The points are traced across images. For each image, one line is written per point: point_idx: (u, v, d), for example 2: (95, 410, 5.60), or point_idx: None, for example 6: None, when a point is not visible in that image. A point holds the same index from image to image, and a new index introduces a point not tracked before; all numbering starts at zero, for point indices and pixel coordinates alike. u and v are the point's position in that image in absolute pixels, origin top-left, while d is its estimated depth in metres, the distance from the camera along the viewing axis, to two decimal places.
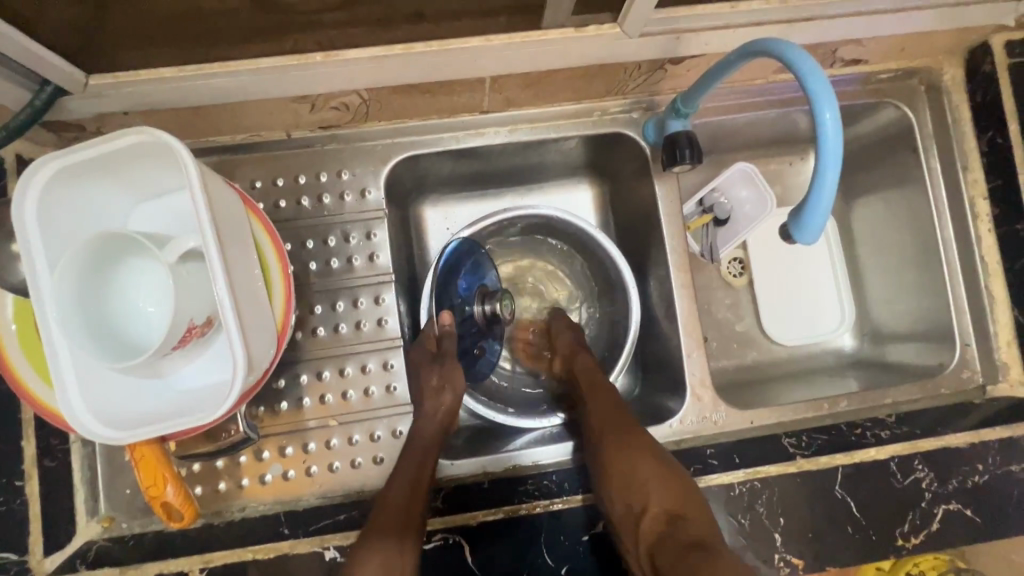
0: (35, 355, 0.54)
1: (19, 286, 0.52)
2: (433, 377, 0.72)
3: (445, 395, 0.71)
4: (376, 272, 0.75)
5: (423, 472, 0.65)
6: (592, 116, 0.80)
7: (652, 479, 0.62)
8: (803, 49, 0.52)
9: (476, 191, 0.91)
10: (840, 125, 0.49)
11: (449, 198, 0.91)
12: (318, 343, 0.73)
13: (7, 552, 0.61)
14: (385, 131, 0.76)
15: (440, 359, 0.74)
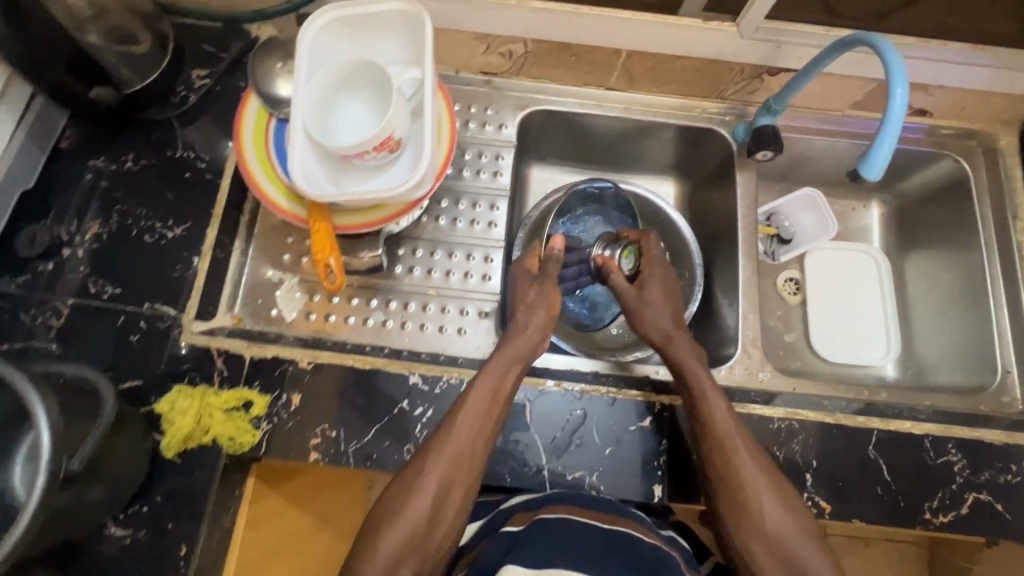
0: (257, 122, 0.72)
1: (263, 73, 0.70)
2: (531, 292, 0.78)
3: (538, 313, 0.76)
4: (496, 187, 0.92)
5: (484, 424, 0.68)
6: (694, 112, 0.97)
7: (771, 515, 0.66)
8: (894, 44, 0.67)
9: (576, 165, 1.09)
10: (907, 100, 0.64)
11: (557, 165, 1.08)
12: (437, 228, 0.89)
13: (170, 308, 0.75)
14: (529, 87, 0.95)
15: (540, 278, 0.80)
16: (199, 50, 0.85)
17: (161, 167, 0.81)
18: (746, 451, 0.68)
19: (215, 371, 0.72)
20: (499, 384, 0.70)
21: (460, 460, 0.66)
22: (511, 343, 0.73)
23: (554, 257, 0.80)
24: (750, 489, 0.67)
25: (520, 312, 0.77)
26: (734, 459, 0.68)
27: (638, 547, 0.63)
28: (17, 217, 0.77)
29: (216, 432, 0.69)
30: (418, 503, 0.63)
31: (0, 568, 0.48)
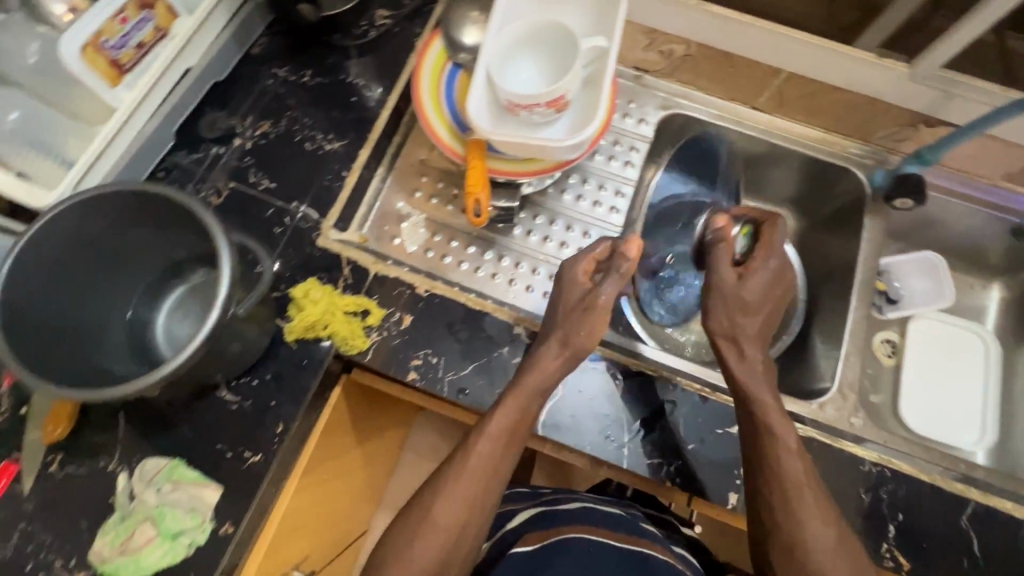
0: (436, 59, 0.78)
1: (456, 18, 0.77)
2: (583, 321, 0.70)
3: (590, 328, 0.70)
4: (624, 175, 0.94)
5: (493, 477, 0.64)
6: (833, 148, 0.95)
7: None
8: None
9: None
10: None
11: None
12: (561, 201, 0.92)
13: (314, 212, 0.81)
14: (677, 90, 0.97)
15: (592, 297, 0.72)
16: None
17: (333, 87, 0.88)
18: (818, 521, 0.62)
19: (341, 277, 0.78)
20: (518, 417, 0.67)
21: (469, 509, 0.62)
22: (533, 372, 0.69)
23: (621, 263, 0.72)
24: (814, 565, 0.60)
25: (555, 338, 0.70)
26: (795, 508, 0.62)
27: (655, 561, 0.67)
28: (204, 101, 0.85)
29: (335, 329, 0.73)
30: (425, 543, 0.60)
31: (162, 380, 0.55)
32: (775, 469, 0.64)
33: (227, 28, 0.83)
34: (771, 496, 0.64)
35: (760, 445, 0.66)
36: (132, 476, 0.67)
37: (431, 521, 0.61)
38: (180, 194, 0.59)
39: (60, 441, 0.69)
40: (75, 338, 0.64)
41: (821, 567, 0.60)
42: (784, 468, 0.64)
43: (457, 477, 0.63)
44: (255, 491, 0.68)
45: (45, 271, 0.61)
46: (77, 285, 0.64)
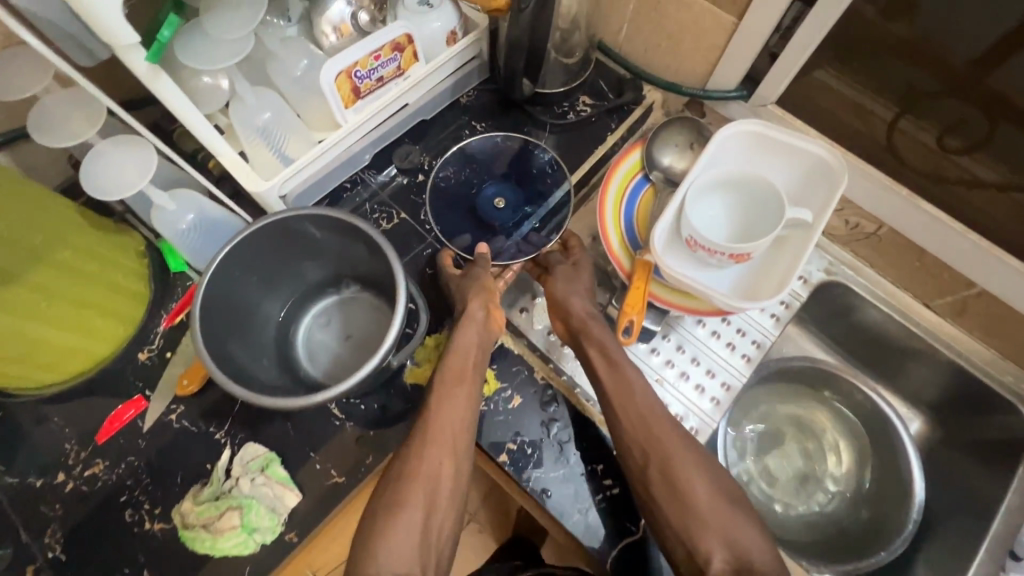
0: (630, 169, 0.81)
1: (663, 139, 0.80)
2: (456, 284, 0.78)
3: (485, 295, 0.76)
4: (764, 324, 0.91)
5: (456, 437, 0.68)
6: (1006, 379, 0.87)
7: (717, 516, 0.64)
8: None
9: (833, 346, 1.02)
10: None
11: (811, 335, 1.03)
12: (693, 329, 0.89)
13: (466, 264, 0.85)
14: (846, 260, 0.94)
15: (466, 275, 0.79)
16: (597, 83, 0.97)
17: (519, 154, 0.93)
18: (683, 453, 0.68)
19: None
20: (462, 388, 0.70)
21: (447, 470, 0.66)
22: (462, 345, 0.72)
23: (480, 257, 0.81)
24: (687, 487, 0.65)
25: (460, 300, 0.76)
26: (671, 449, 0.67)
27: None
28: (405, 132, 0.93)
29: None
30: (414, 494, 0.63)
31: (320, 404, 0.60)
32: (637, 416, 0.69)
33: (452, 78, 0.90)
34: (637, 444, 0.68)
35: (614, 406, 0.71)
36: (234, 453, 0.72)
37: (408, 487, 0.63)
38: (385, 242, 0.66)
39: (188, 395, 0.75)
40: (240, 321, 0.70)
41: (704, 497, 0.65)
42: (642, 402, 0.70)
43: (423, 439, 0.67)
44: (327, 510, 0.71)
45: (245, 257, 0.68)
46: (261, 270, 0.71)
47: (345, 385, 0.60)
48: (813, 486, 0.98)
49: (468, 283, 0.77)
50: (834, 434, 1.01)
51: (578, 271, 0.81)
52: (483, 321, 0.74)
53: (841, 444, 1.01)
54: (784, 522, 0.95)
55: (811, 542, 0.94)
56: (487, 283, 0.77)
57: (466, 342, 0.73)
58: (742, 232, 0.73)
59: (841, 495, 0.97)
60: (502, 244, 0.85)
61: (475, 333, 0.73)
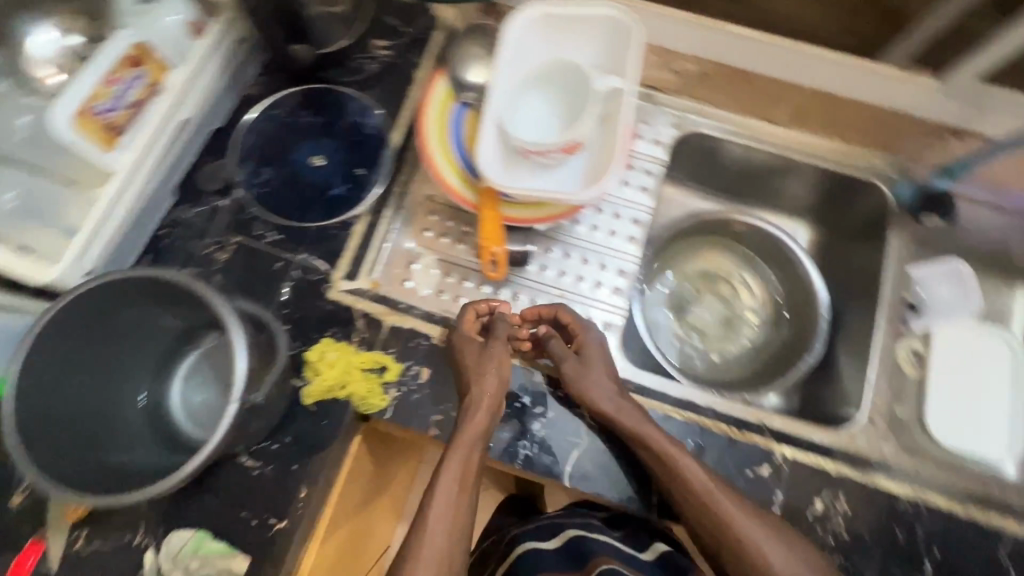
0: (442, 101, 0.75)
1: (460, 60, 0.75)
2: (475, 356, 0.72)
3: (493, 378, 0.71)
4: (637, 201, 0.91)
5: (462, 496, 0.65)
6: (858, 162, 0.92)
7: None
8: None
9: (713, 191, 1.05)
10: None
11: (690, 189, 1.05)
12: (574, 232, 0.88)
13: (324, 262, 0.79)
14: (688, 107, 0.93)
15: (491, 343, 0.74)
16: (384, 20, 0.88)
17: (328, 119, 0.84)
18: (753, 532, 0.65)
19: (355, 331, 0.76)
20: (467, 462, 0.67)
21: (454, 532, 0.63)
22: (468, 418, 0.68)
23: (500, 317, 0.77)
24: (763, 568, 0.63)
25: (471, 383, 0.70)
26: (739, 526, 0.65)
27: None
28: (201, 150, 0.82)
29: (354, 390, 0.72)
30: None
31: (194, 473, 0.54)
32: (700, 507, 0.67)
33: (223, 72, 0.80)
34: (706, 531, 0.67)
35: (676, 495, 0.68)
36: (161, 549, 0.67)
37: (413, 563, 0.59)
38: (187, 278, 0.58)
39: (85, 515, 0.68)
40: (93, 423, 0.63)
41: None
42: (691, 477, 0.68)
43: (430, 511, 0.63)
44: (281, 559, 0.68)
45: (57, 356, 0.59)
46: (88, 359, 0.63)
47: (226, 435, 0.55)
48: (737, 326, 1.04)
49: (489, 355, 0.72)
50: (741, 272, 1.06)
51: (589, 362, 0.75)
52: (492, 404, 0.69)
53: (749, 278, 1.05)
54: (723, 368, 1.01)
55: (750, 374, 1.00)
56: (503, 354, 0.73)
57: (478, 417, 0.68)
58: (562, 131, 0.72)
59: (760, 322, 1.04)
60: (340, 198, 0.81)
61: (490, 400, 0.69)
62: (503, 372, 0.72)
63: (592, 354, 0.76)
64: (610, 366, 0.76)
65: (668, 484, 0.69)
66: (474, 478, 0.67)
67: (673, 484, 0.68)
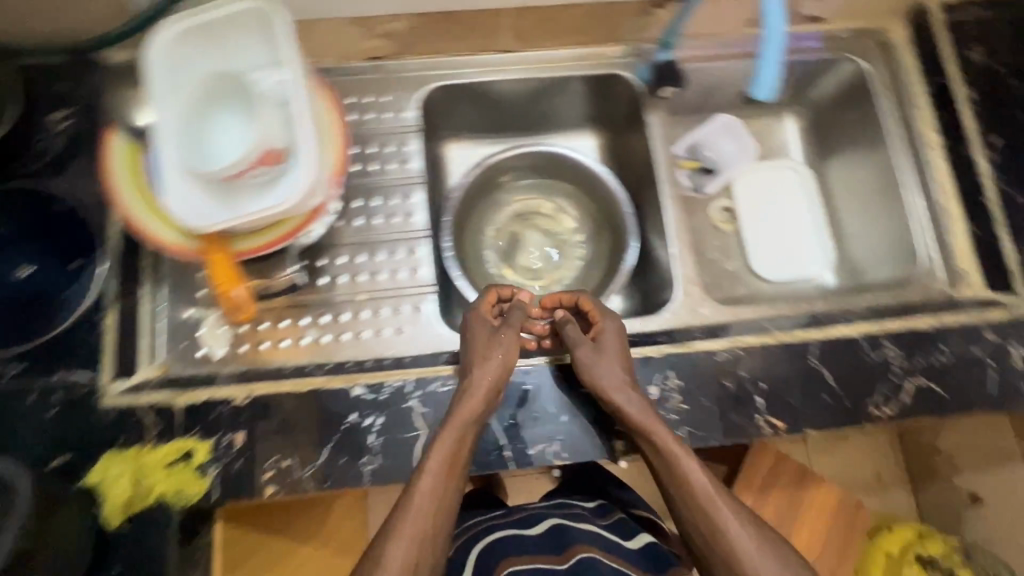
0: (123, 156, 0.67)
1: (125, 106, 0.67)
2: (497, 350, 0.74)
3: (494, 365, 0.73)
4: (406, 175, 0.88)
5: (451, 478, 0.66)
6: (594, 60, 0.95)
7: None
8: None
9: (494, 134, 1.07)
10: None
11: (474, 140, 1.07)
12: (354, 230, 0.86)
13: (82, 372, 0.71)
14: (421, 64, 0.92)
15: (497, 330, 0.76)
16: (49, 91, 0.78)
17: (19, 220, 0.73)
18: (741, 541, 0.66)
19: (146, 428, 0.69)
20: (457, 446, 0.67)
21: (435, 515, 0.64)
22: (465, 403, 0.69)
23: (519, 306, 0.80)
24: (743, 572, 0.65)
25: (475, 366, 0.72)
26: (727, 531, 0.67)
27: (590, 560, 0.76)
28: None
29: (161, 490, 0.66)
30: (393, 557, 0.60)
31: None
32: (699, 507, 0.68)
33: None
34: (699, 530, 0.68)
35: (676, 488, 0.70)
36: None
37: (392, 541, 0.62)
38: None
39: None
40: None
41: None
42: (696, 483, 0.69)
43: (415, 490, 0.65)
44: None
45: None
46: None
47: None
48: (565, 249, 1.08)
49: (491, 340, 0.74)
50: (552, 198, 1.09)
51: (604, 350, 0.75)
52: (488, 391, 0.70)
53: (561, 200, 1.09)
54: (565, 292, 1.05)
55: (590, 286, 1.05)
56: (514, 345, 0.74)
57: (471, 403, 0.69)
58: None
59: (583, 237, 1.08)
60: (73, 298, 0.73)
61: (490, 386, 0.70)
62: (507, 357, 0.74)
63: (607, 346, 0.75)
64: (626, 357, 0.76)
65: (667, 477, 0.70)
66: (462, 462, 0.68)
67: (672, 481, 0.70)
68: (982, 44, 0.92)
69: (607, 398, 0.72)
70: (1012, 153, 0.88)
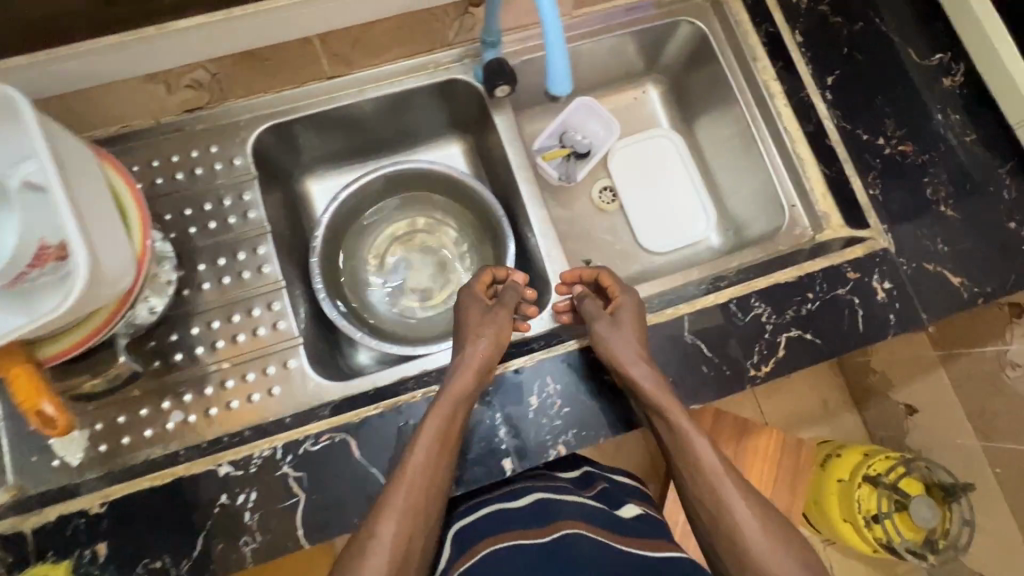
0: None
1: None
2: (488, 328, 0.76)
3: (485, 343, 0.75)
4: (251, 227, 0.83)
5: (441, 457, 0.67)
6: (428, 69, 0.91)
7: None
8: None
9: (359, 161, 1.04)
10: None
11: (340, 171, 1.04)
12: (205, 296, 0.80)
13: None
14: (244, 106, 0.86)
15: (490, 311, 0.79)
16: None
17: None
18: (754, 525, 0.63)
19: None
20: (449, 422, 0.68)
21: (421, 507, 0.63)
22: (457, 378, 0.70)
23: (510, 287, 0.83)
24: (755, 560, 0.61)
25: (468, 344, 0.75)
26: (726, 498, 0.65)
27: (572, 537, 0.62)
28: None
29: None
30: (376, 552, 0.59)
31: None
32: (710, 482, 0.67)
33: None
34: (707, 511, 0.66)
35: (689, 464, 0.68)
36: None
37: (381, 520, 0.61)
38: None
39: None
40: None
41: None
42: (706, 458, 0.68)
43: (403, 469, 0.65)
44: None
45: None
46: None
47: None
48: (450, 263, 1.06)
49: (487, 321, 0.77)
50: (430, 214, 1.07)
51: (619, 320, 0.76)
52: (480, 367, 0.72)
53: (437, 215, 1.07)
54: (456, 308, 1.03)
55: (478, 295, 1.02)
56: (501, 326, 0.77)
57: (463, 382, 0.70)
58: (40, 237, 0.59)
59: (467, 248, 1.06)
60: None
61: (476, 364, 0.72)
62: (498, 335, 0.76)
63: (620, 317, 0.76)
64: (642, 336, 0.75)
65: (679, 450, 0.70)
66: (451, 443, 0.68)
67: (688, 457, 0.69)
68: None
69: (623, 371, 0.71)
70: (848, 87, 0.88)
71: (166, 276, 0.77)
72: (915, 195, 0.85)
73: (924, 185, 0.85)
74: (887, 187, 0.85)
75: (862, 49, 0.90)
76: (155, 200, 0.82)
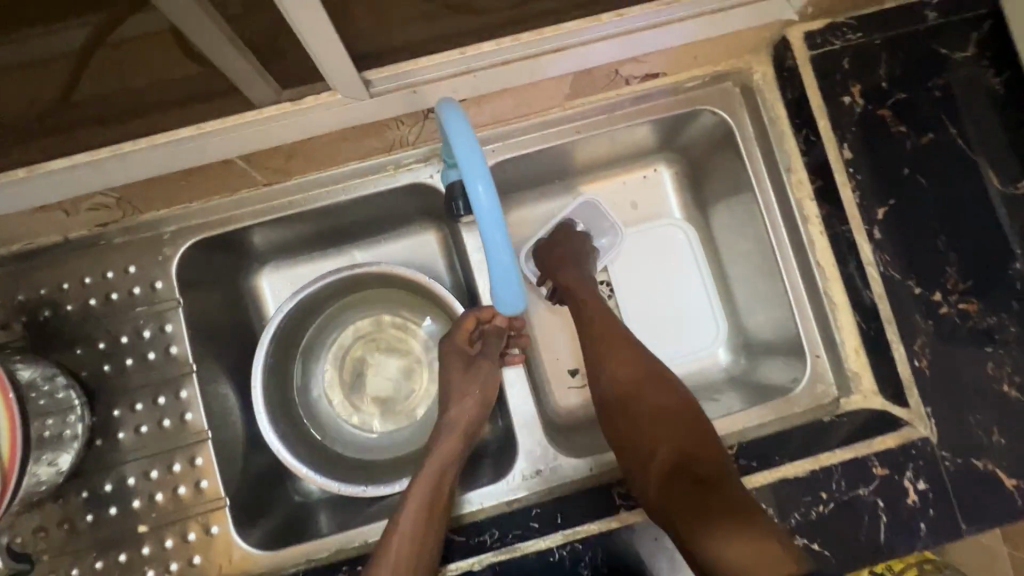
0: None
1: None
2: (471, 383, 0.74)
3: (470, 403, 0.73)
4: (175, 364, 0.73)
5: (433, 518, 0.64)
6: (388, 171, 0.76)
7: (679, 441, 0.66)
8: (465, 114, 0.50)
9: (317, 252, 0.88)
10: (493, 196, 0.47)
11: (290, 261, 0.88)
12: (120, 447, 0.71)
13: None
14: (166, 217, 0.73)
15: (474, 360, 0.76)
16: None
17: None
18: (650, 389, 0.71)
19: None
20: (438, 486, 0.66)
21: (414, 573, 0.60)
22: (443, 442, 0.70)
23: (492, 331, 0.76)
24: (650, 412, 0.69)
25: (451, 404, 0.73)
26: (626, 360, 0.73)
27: None
28: None
29: None
30: None
31: None
32: (616, 361, 0.74)
33: None
34: (606, 362, 0.74)
35: (593, 331, 0.77)
36: None
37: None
38: None
39: None
40: None
41: (678, 436, 0.67)
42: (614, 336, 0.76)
43: (392, 533, 0.62)
44: None
45: None
46: None
47: None
48: (420, 370, 0.93)
49: (472, 368, 0.75)
50: (399, 313, 0.94)
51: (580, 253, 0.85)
52: (464, 430, 0.72)
53: (407, 313, 0.94)
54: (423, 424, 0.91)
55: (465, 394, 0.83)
56: (486, 380, 0.74)
57: (449, 445, 0.70)
58: None
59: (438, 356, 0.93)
60: None
61: (469, 412, 0.73)
62: (484, 394, 0.74)
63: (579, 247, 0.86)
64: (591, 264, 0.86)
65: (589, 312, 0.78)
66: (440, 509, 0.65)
67: (597, 339, 0.76)
68: (858, 81, 0.72)
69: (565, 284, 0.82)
70: (902, 223, 0.70)
71: (72, 430, 0.69)
72: (972, 371, 0.68)
73: (985, 356, 0.68)
74: (938, 356, 0.69)
75: (927, 171, 0.71)
76: (66, 331, 0.72)
